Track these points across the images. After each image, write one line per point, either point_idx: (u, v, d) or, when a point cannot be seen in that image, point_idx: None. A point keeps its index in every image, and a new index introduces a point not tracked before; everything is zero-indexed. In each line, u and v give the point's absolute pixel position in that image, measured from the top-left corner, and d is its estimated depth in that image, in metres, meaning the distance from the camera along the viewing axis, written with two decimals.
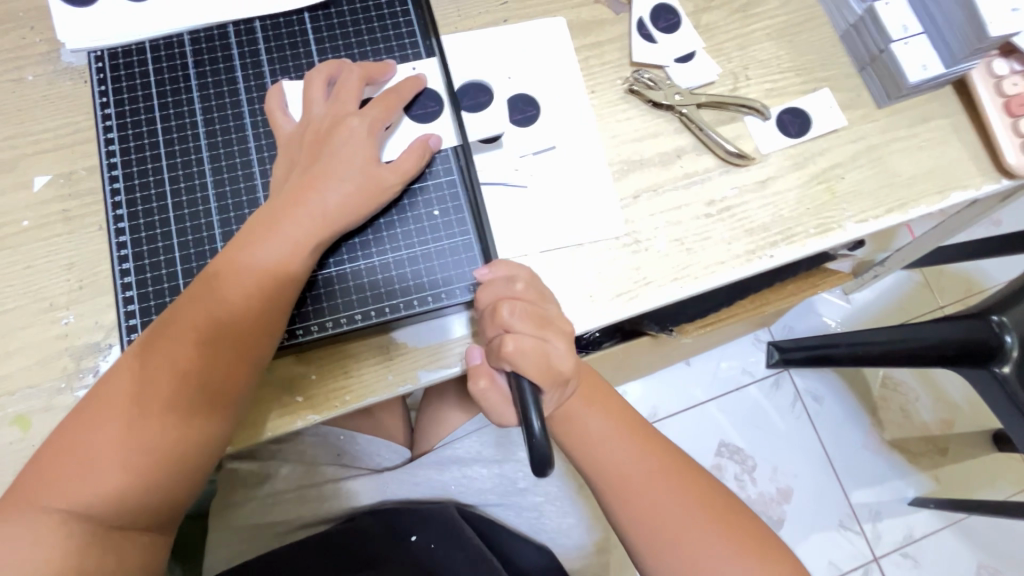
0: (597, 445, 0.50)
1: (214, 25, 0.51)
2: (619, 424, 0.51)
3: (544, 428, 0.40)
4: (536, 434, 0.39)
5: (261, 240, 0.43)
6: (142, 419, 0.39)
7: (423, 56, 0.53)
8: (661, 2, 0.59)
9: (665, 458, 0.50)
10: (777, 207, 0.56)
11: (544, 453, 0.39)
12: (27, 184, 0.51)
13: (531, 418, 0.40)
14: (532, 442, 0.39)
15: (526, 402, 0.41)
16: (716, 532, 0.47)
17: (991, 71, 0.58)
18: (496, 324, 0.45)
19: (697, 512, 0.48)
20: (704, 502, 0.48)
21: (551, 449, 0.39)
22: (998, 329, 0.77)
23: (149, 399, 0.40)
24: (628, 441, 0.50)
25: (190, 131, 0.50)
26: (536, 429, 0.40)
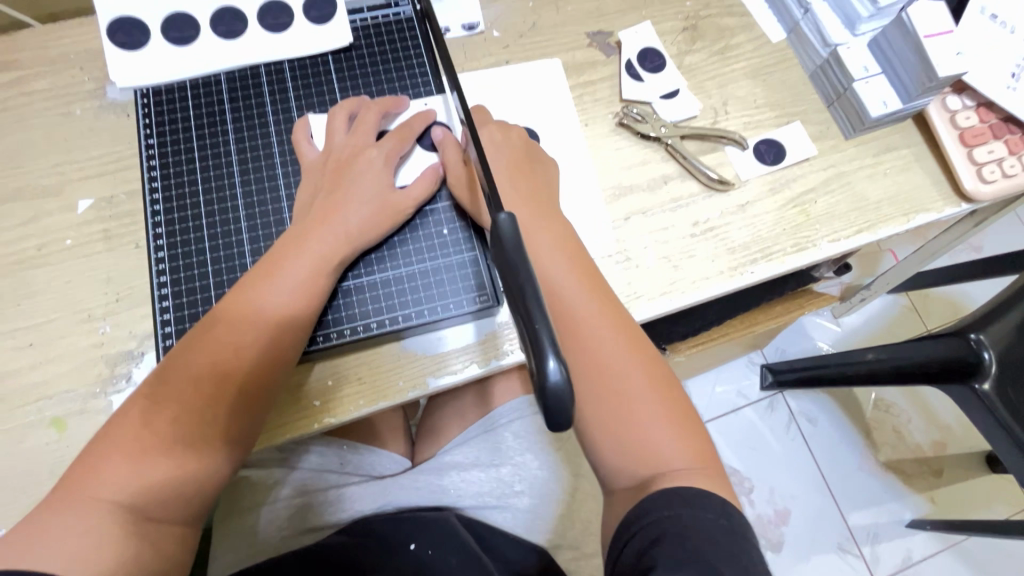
0: (555, 284, 0.50)
1: (248, 67, 0.58)
2: (580, 272, 0.51)
3: (564, 370, 0.28)
4: (551, 378, 0.28)
5: (291, 256, 0.47)
6: (181, 414, 0.43)
7: (434, 93, 0.59)
8: (647, 46, 0.66)
9: (621, 319, 0.51)
10: (757, 228, 0.61)
11: (565, 405, 0.28)
12: (72, 207, 0.56)
13: (546, 359, 0.28)
14: (543, 387, 0.28)
15: (539, 339, 0.29)
16: (636, 370, 0.49)
17: (946, 106, 0.64)
18: (487, 145, 0.55)
19: (638, 372, 0.49)
20: (648, 367, 0.49)
21: (571, 396, 0.28)
22: (977, 346, 0.79)
23: (188, 395, 0.43)
24: (589, 291, 0.50)
25: (225, 158, 0.55)
26: (552, 369, 0.28)
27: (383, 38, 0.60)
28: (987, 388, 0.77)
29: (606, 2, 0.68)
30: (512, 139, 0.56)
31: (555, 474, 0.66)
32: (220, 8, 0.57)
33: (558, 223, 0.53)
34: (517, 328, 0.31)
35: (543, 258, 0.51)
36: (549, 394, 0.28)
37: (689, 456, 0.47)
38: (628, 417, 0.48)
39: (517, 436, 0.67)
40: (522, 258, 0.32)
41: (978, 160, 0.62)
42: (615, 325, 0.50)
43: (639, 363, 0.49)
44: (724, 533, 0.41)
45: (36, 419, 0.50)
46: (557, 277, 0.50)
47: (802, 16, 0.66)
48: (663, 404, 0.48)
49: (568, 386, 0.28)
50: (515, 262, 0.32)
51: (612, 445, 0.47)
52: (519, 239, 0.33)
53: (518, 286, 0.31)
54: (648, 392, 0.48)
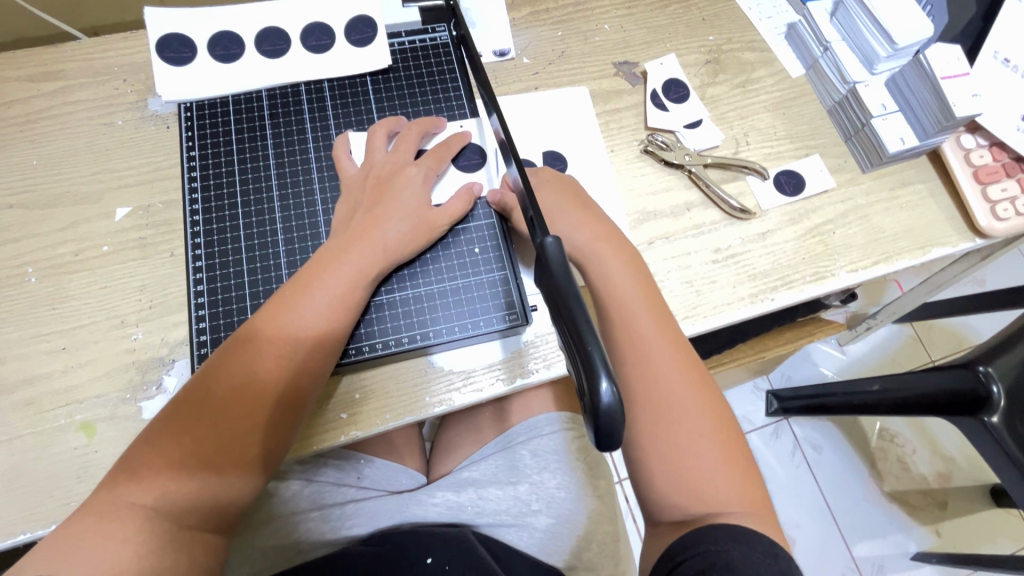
0: (626, 314, 0.52)
1: (288, 84, 0.60)
2: (652, 306, 0.53)
3: (615, 391, 0.29)
4: (603, 398, 0.29)
5: (332, 266, 0.49)
6: (222, 421, 0.43)
7: (468, 116, 0.61)
8: (672, 77, 0.68)
9: (688, 355, 0.51)
10: (775, 256, 0.62)
11: (615, 426, 0.29)
12: (109, 215, 0.57)
13: (599, 380, 0.29)
14: (597, 409, 0.29)
15: (591, 359, 0.30)
16: (702, 411, 0.49)
17: (960, 144, 0.66)
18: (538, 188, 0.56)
19: (702, 406, 0.49)
20: (709, 404, 0.50)
21: (622, 417, 0.29)
22: (985, 378, 0.80)
23: (230, 402, 0.44)
24: (659, 321, 0.52)
25: (263, 172, 0.57)
26: (604, 390, 0.29)
27: (420, 62, 0.63)
28: (994, 421, 0.78)
29: (632, 34, 0.70)
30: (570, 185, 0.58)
31: (572, 495, 0.65)
32: (264, 29, 0.59)
33: (631, 259, 0.55)
34: (568, 350, 0.32)
35: (614, 290, 0.53)
36: (602, 414, 0.29)
37: (744, 501, 0.46)
38: (688, 451, 0.48)
39: (535, 455, 0.67)
40: (568, 278, 0.33)
41: (991, 197, 0.63)
42: (679, 356, 0.51)
43: (703, 402, 0.50)
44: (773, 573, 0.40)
45: (65, 422, 0.50)
46: (627, 308, 0.52)
47: (821, 54, 0.68)
48: (726, 448, 0.48)
49: (619, 407, 0.29)
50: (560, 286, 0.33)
51: (671, 481, 0.47)
52: (565, 262, 0.34)
53: (567, 310, 0.32)
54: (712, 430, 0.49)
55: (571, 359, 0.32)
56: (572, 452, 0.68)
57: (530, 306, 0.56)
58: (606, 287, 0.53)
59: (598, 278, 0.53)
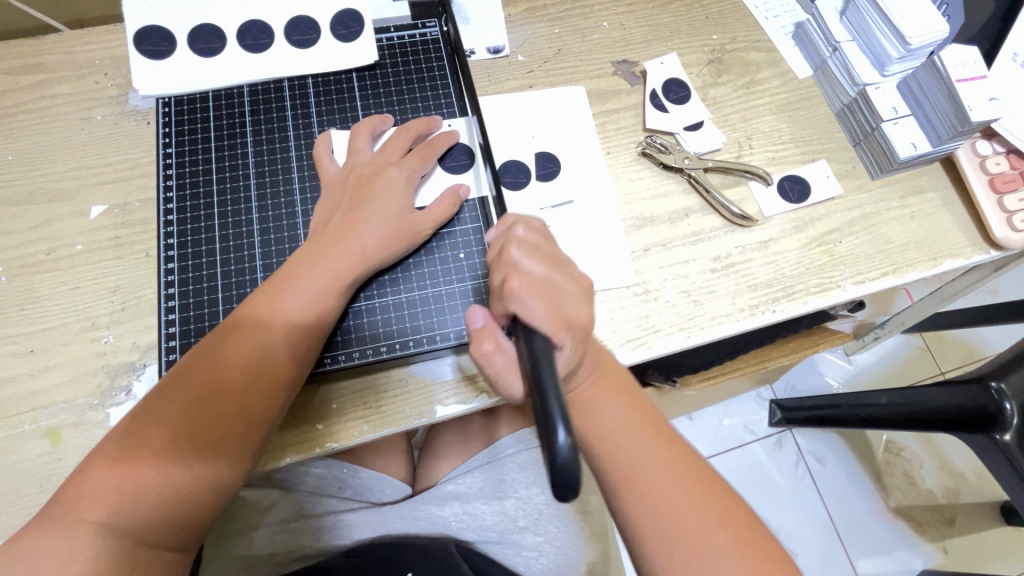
0: (607, 437, 0.45)
1: (271, 80, 0.57)
2: (643, 418, 0.47)
3: (571, 441, 0.33)
4: (559, 446, 0.32)
5: (307, 271, 0.46)
6: (185, 433, 0.41)
7: (457, 115, 0.59)
8: (672, 77, 0.65)
9: (681, 453, 0.45)
10: (778, 265, 0.59)
11: (569, 475, 0.32)
12: (84, 212, 0.55)
13: (556, 432, 0.32)
14: (555, 456, 0.32)
15: (550, 413, 0.33)
16: (712, 521, 0.42)
17: (976, 151, 0.62)
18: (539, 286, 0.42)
19: (713, 518, 0.42)
20: (718, 508, 0.43)
21: (577, 461, 0.32)
22: (998, 396, 0.76)
23: (194, 413, 0.42)
24: (642, 429, 0.46)
25: (242, 171, 0.55)
26: (561, 440, 0.32)
27: (408, 58, 0.60)
28: (1007, 440, 0.74)
29: (632, 32, 0.68)
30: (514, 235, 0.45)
31: (562, 512, 0.63)
32: (247, 22, 0.57)
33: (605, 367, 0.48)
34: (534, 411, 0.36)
35: (593, 410, 0.46)
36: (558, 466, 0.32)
37: None
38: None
39: (524, 469, 0.64)
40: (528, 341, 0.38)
41: (1008, 208, 0.60)
42: (672, 461, 0.44)
43: (709, 504, 0.43)
44: None
45: (30, 428, 0.48)
46: (608, 427, 0.45)
47: (830, 54, 0.65)
48: (747, 556, 0.42)
49: (574, 455, 0.32)
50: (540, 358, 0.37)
51: None
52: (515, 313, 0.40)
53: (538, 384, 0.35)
54: (728, 549, 0.42)
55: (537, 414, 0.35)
56: None
57: None
58: (584, 410, 0.46)
59: (581, 404, 0.46)
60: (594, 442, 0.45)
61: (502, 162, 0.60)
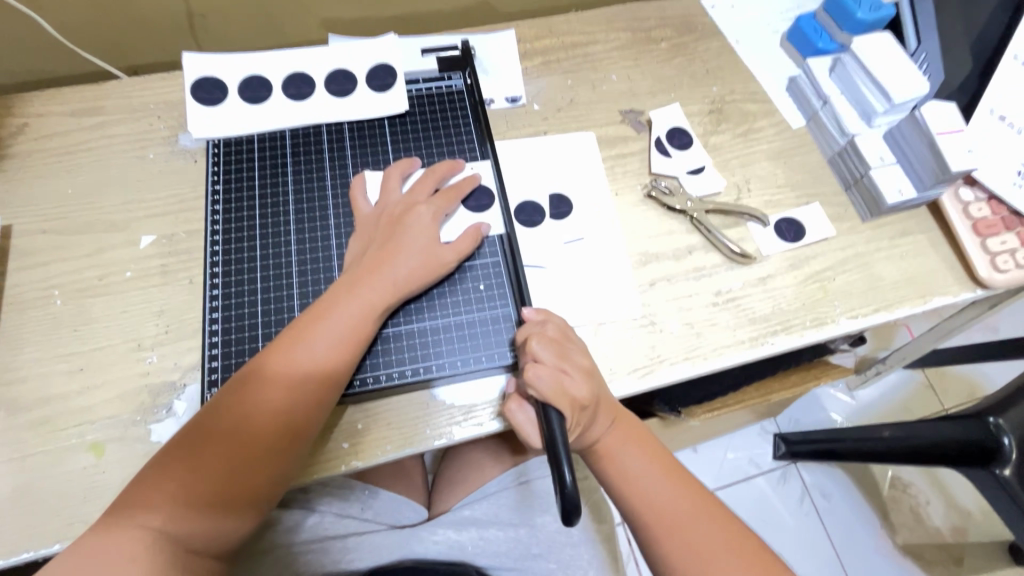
0: (631, 478, 0.52)
1: (310, 125, 0.63)
2: (659, 460, 0.53)
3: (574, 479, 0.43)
4: (567, 484, 0.43)
5: (343, 301, 0.51)
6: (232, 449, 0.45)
7: (479, 159, 0.64)
8: (676, 125, 0.71)
9: (697, 490, 0.52)
10: (776, 300, 0.63)
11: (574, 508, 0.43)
12: (135, 242, 0.60)
13: (563, 471, 0.44)
14: (564, 493, 0.43)
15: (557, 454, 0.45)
16: (729, 549, 0.49)
17: (958, 197, 0.67)
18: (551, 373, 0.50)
19: (729, 546, 0.49)
20: (734, 537, 0.50)
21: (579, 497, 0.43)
22: (996, 430, 0.78)
23: (240, 430, 0.46)
24: (661, 470, 0.52)
25: (282, 207, 0.60)
26: (568, 479, 0.43)
27: (435, 107, 0.66)
28: (1008, 475, 0.76)
29: (639, 84, 0.74)
30: (544, 328, 0.53)
31: (576, 539, 0.65)
32: (292, 74, 0.64)
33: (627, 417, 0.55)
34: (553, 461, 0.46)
35: (617, 456, 0.53)
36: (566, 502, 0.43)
37: None
38: None
39: (541, 495, 0.67)
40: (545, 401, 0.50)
41: (990, 249, 0.64)
42: (689, 497, 0.51)
43: (725, 534, 0.49)
44: None
45: (77, 442, 0.52)
46: (630, 469, 0.52)
47: (821, 107, 0.71)
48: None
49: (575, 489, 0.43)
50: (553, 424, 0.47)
51: None
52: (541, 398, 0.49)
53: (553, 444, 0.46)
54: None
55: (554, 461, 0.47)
56: None
57: None
58: (608, 457, 0.53)
59: (605, 452, 0.53)
60: (620, 485, 0.52)
61: (519, 201, 0.65)
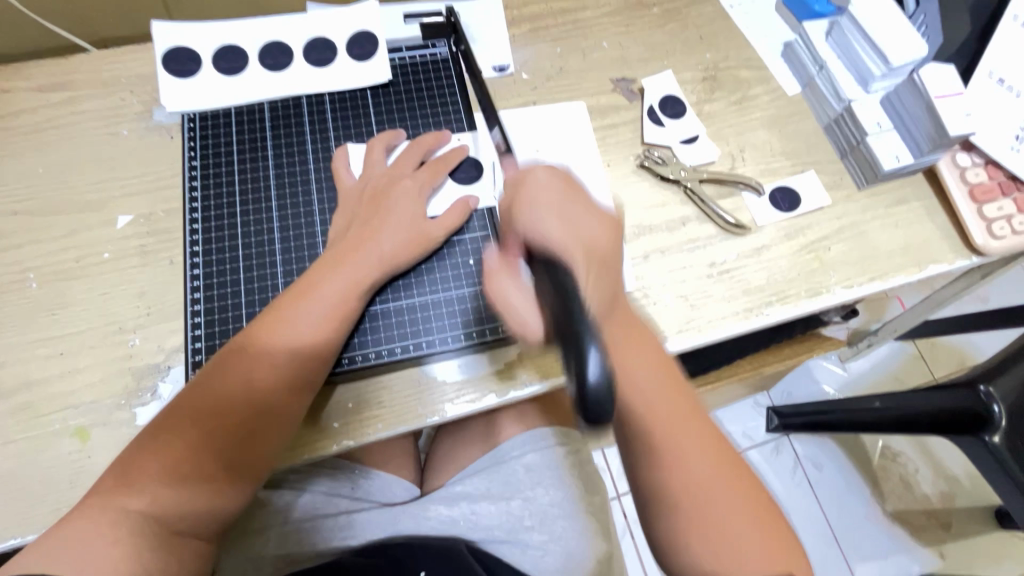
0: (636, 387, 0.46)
1: (290, 97, 0.61)
2: (664, 374, 0.48)
3: (604, 372, 0.35)
4: (593, 378, 0.34)
5: (327, 277, 0.49)
6: (217, 429, 0.44)
7: (466, 130, 0.62)
8: (668, 94, 0.69)
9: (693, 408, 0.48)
10: (771, 271, 0.62)
11: (604, 402, 0.34)
12: (111, 222, 0.58)
13: (587, 359, 0.34)
14: (591, 392, 0.34)
15: (581, 343, 0.35)
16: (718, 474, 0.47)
17: (955, 163, 0.66)
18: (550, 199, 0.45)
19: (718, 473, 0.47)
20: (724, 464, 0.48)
21: (609, 394, 0.34)
22: (986, 399, 0.79)
23: (224, 410, 0.45)
24: (666, 386, 0.47)
25: (263, 183, 0.58)
26: (594, 373, 0.34)
27: (420, 76, 0.64)
28: (996, 441, 0.77)
29: (630, 51, 0.71)
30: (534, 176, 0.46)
31: (568, 511, 0.65)
32: (268, 43, 0.61)
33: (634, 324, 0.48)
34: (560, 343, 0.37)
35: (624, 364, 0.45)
36: (594, 394, 0.34)
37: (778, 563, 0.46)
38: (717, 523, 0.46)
39: (531, 469, 0.66)
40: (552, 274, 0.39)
41: (986, 215, 0.64)
42: (688, 415, 0.48)
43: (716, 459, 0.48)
44: None
45: (60, 427, 0.50)
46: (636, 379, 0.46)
47: (816, 72, 0.69)
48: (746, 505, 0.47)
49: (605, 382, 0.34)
50: (570, 286, 0.37)
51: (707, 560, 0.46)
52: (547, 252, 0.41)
53: (572, 320, 0.35)
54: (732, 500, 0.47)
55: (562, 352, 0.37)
56: (565, 467, 0.67)
57: None
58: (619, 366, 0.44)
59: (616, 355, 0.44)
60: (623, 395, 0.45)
61: None
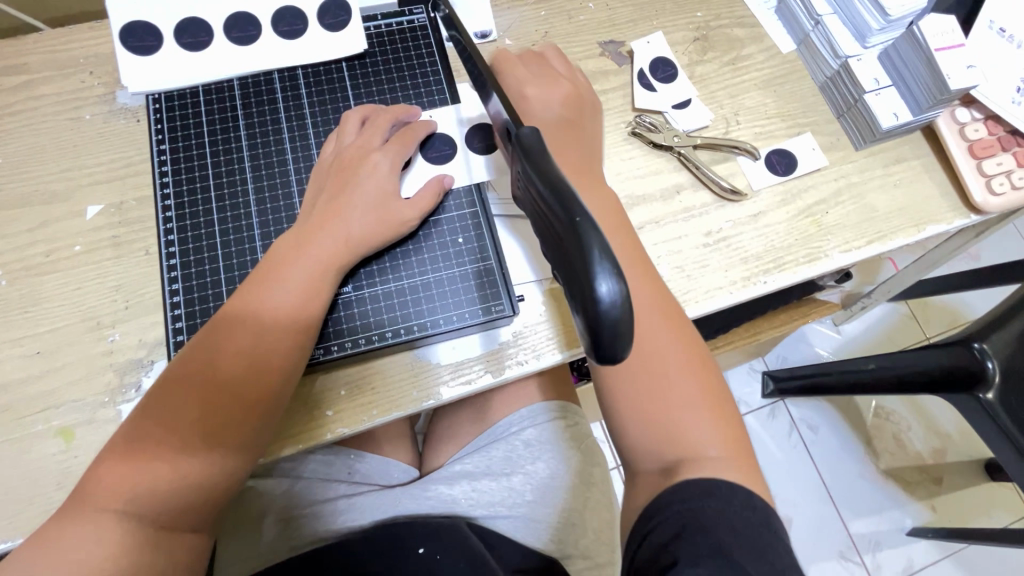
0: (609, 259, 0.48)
1: (261, 72, 0.57)
2: (637, 259, 0.49)
3: (620, 291, 0.27)
4: (606, 300, 0.27)
5: (297, 257, 0.48)
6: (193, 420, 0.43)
7: (448, 101, 0.59)
8: (659, 56, 0.66)
9: (665, 298, 0.49)
10: (768, 238, 0.61)
11: (622, 326, 0.27)
12: (80, 213, 0.55)
13: (600, 282, 0.27)
14: (604, 314, 0.27)
15: (590, 256, 0.27)
16: (677, 358, 0.47)
17: (955, 118, 0.64)
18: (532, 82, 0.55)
19: (680, 359, 0.47)
20: (686, 353, 0.47)
21: (626, 316, 0.27)
22: (980, 355, 0.79)
23: (198, 397, 0.43)
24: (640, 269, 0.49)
25: (237, 165, 0.55)
26: (607, 294, 0.27)
27: (397, 46, 0.60)
28: (989, 397, 0.78)
29: (618, 12, 0.68)
30: (574, 73, 0.57)
31: (569, 485, 0.64)
32: (233, 14, 0.57)
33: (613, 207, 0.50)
34: (557, 242, 0.30)
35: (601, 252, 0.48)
36: (607, 317, 0.27)
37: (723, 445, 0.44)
38: (666, 401, 0.46)
39: (529, 445, 0.66)
40: (546, 160, 0.32)
41: (986, 172, 0.62)
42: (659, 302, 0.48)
43: (680, 348, 0.47)
44: (749, 526, 0.40)
45: (43, 428, 0.49)
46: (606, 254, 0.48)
47: (812, 28, 0.66)
48: (704, 396, 0.46)
49: (624, 306, 0.27)
50: (560, 178, 0.31)
51: (649, 436, 0.45)
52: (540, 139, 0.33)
53: (576, 218, 0.28)
54: (686, 380, 0.46)
55: (562, 265, 0.30)
56: (564, 440, 0.66)
57: (517, 296, 0.54)
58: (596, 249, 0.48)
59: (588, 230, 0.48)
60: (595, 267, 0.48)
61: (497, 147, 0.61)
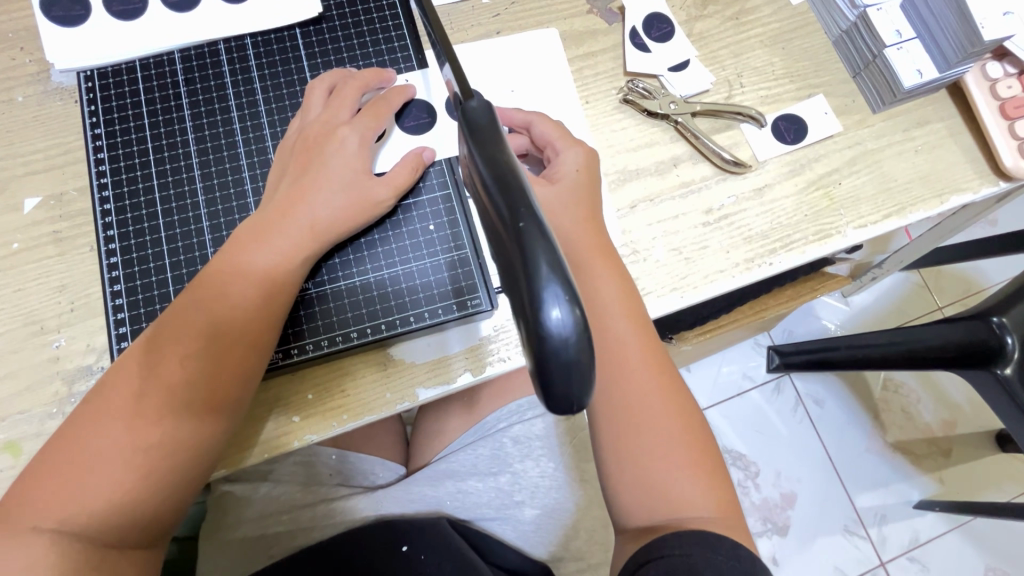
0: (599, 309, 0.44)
1: (204, 43, 0.51)
2: (630, 308, 0.45)
3: (576, 317, 0.23)
4: (557, 329, 0.22)
5: (253, 248, 0.42)
6: (138, 428, 0.39)
7: (415, 69, 0.53)
8: (653, 11, 0.59)
9: (655, 348, 0.45)
10: (774, 214, 0.55)
11: (579, 359, 0.23)
12: (16, 207, 0.50)
13: (551, 305, 0.22)
14: (553, 343, 0.22)
15: (537, 273, 0.23)
16: (667, 414, 0.44)
17: (986, 74, 0.57)
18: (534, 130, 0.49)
19: (672, 414, 0.44)
20: (674, 405, 0.44)
21: (584, 346, 0.23)
22: (1000, 330, 0.73)
23: (144, 403, 0.39)
24: (631, 319, 0.45)
25: (181, 149, 0.50)
26: (559, 321, 0.22)
27: (357, 7, 0.54)
28: (1007, 373, 0.72)
29: None
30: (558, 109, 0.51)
31: (560, 483, 0.61)
32: None
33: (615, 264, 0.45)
34: (503, 253, 0.25)
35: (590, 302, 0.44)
36: (559, 348, 0.23)
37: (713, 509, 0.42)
38: (654, 462, 0.43)
39: (518, 441, 0.62)
40: (497, 150, 0.27)
41: (1019, 134, 0.56)
42: (650, 352, 0.45)
43: (671, 404, 0.44)
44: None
45: None
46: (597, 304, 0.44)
47: None
48: (695, 457, 0.43)
49: (579, 334, 0.23)
50: (517, 174, 0.26)
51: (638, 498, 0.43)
52: (495, 126, 0.28)
53: (519, 224, 0.23)
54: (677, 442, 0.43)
55: (506, 279, 0.25)
56: (556, 437, 0.63)
57: (496, 288, 0.50)
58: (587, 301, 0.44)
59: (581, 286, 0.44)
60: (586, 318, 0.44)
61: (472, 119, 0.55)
